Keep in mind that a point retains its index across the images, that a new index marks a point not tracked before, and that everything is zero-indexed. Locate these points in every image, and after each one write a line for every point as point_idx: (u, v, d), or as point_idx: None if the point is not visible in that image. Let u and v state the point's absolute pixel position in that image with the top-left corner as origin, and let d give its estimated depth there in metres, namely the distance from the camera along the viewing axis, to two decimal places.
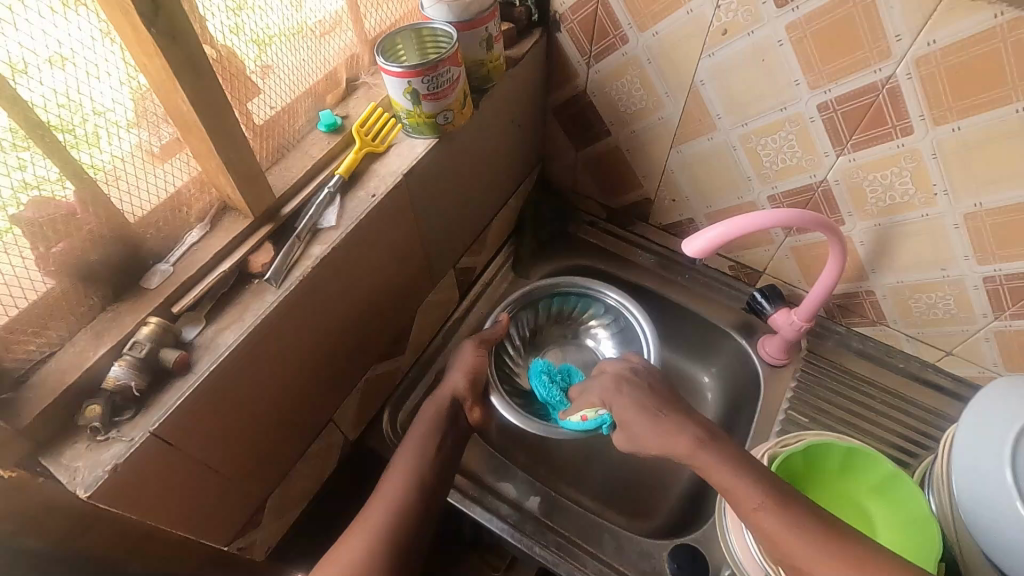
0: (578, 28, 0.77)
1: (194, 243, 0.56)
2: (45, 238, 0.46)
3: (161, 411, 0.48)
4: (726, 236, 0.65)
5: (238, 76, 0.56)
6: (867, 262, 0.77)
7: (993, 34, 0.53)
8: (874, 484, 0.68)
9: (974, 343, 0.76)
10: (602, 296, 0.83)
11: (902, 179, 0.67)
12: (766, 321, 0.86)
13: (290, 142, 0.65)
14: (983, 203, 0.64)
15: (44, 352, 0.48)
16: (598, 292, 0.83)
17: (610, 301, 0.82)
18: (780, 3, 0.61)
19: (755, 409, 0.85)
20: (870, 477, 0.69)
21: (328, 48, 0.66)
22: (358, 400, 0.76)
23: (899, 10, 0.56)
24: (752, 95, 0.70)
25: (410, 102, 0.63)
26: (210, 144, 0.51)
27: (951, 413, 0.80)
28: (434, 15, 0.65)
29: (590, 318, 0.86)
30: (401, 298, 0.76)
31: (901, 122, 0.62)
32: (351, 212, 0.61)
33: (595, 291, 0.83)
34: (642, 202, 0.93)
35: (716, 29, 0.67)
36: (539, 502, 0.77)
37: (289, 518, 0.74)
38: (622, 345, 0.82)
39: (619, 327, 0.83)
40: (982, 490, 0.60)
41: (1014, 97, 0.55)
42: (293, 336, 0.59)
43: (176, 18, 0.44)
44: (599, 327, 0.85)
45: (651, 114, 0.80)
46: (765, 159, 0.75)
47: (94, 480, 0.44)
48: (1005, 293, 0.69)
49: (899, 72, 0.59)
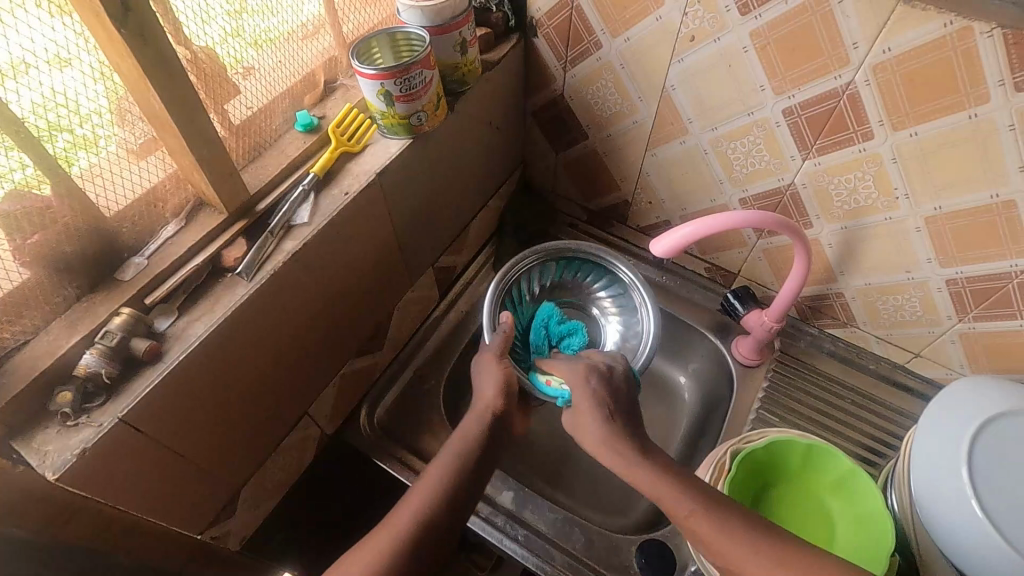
0: (554, 34, 0.79)
1: (169, 237, 0.58)
2: (20, 230, 0.48)
3: (130, 398, 0.50)
4: (694, 234, 0.67)
5: (215, 77, 0.58)
6: (836, 264, 0.79)
7: (944, 43, 0.54)
8: (831, 483, 0.70)
9: (939, 344, 0.77)
10: (616, 269, 0.82)
11: (865, 183, 0.68)
12: (740, 322, 0.87)
13: (267, 141, 0.67)
14: (942, 207, 0.65)
15: (19, 340, 0.50)
16: (613, 265, 0.82)
17: (623, 276, 0.82)
18: (743, 11, 0.63)
19: (728, 408, 0.86)
20: (826, 475, 0.70)
21: (307, 50, 0.68)
22: (334, 394, 0.78)
23: (856, 19, 0.58)
24: (721, 100, 0.72)
25: (384, 103, 0.65)
26: (183, 140, 0.52)
27: (918, 414, 0.81)
28: (410, 19, 0.68)
29: (596, 288, 0.85)
30: (378, 296, 0.78)
31: (862, 127, 0.64)
32: (325, 209, 0.63)
33: (610, 263, 0.83)
34: (620, 204, 0.95)
35: (684, 35, 0.69)
36: (511, 497, 0.78)
37: (265, 510, 0.75)
38: (626, 324, 0.81)
39: (624, 306, 0.82)
40: (939, 486, 0.62)
41: (967, 103, 0.57)
42: (267, 329, 0.61)
43: (147, 19, 0.46)
44: (605, 299, 0.84)
45: (626, 118, 0.82)
46: (735, 163, 0.77)
47: (62, 463, 0.46)
48: (968, 296, 0.70)
49: (858, 79, 0.61)
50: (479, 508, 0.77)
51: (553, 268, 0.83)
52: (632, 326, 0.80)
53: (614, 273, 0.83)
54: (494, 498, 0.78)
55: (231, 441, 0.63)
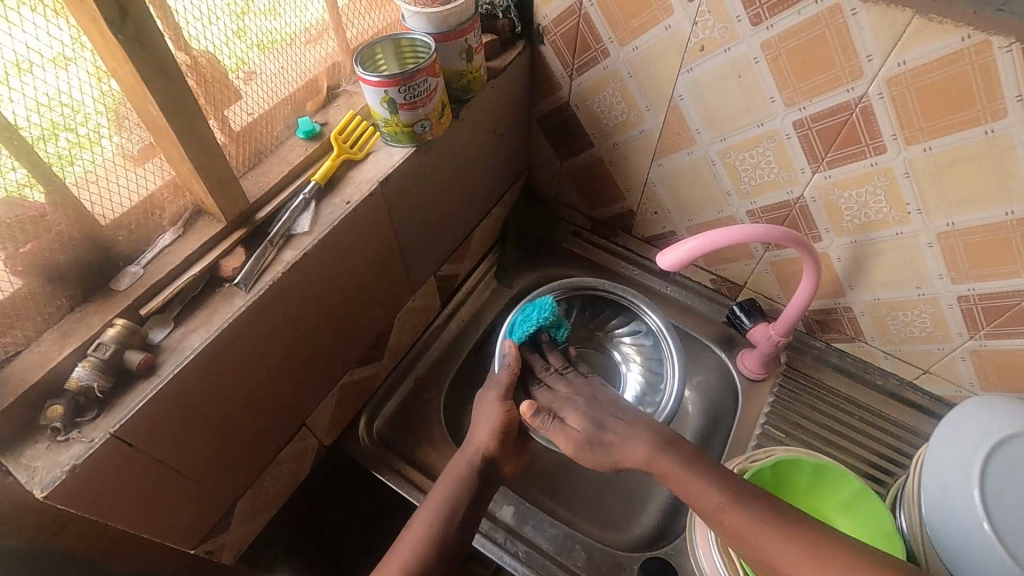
0: (560, 41, 0.78)
1: (166, 246, 0.57)
2: (12, 239, 0.47)
3: (122, 413, 0.48)
4: (703, 249, 0.66)
5: (216, 82, 0.57)
6: (845, 278, 0.77)
7: (962, 57, 0.53)
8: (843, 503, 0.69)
9: (950, 361, 0.76)
10: (642, 316, 0.85)
11: (876, 198, 0.67)
12: (745, 336, 0.86)
13: (268, 148, 0.66)
14: (956, 222, 0.64)
15: (10, 351, 0.48)
16: (640, 311, 0.85)
17: (649, 324, 0.84)
18: (754, 21, 0.62)
19: (733, 423, 0.85)
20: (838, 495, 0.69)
21: (311, 55, 0.66)
22: (333, 405, 0.77)
23: (870, 31, 0.56)
24: (730, 111, 0.71)
25: (388, 111, 0.63)
26: (181, 148, 0.51)
27: (927, 432, 0.80)
28: (415, 26, 0.67)
29: (621, 332, 0.88)
30: (379, 305, 0.77)
31: (875, 141, 0.63)
32: (326, 218, 0.62)
33: (637, 309, 0.85)
34: (625, 214, 0.93)
35: (693, 45, 0.68)
36: (512, 511, 0.77)
37: (261, 522, 0.74)
38: (647, 379, 0.83)
39: (647, 356, 0.84)
40: (951, 508, 0.60)
41: (983, 119, 0.56)
42: (264, 340, 0.60)
43: (146, 24, 0.45)
44: (629, 344, 0.87)
45: (633, 127, 0.81)
46: (744, 175, 0.76)
47: (52, 480, 0.45)
48: (979, 313, 0.69)
49: (871, 92, 0.60)
50: (479, 524, 0.75)
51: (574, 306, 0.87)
52: (653, 378, 0.82)
53: (640, 319, 0.85)
54: (495, 513, 0.77)
55: (227, 454, 0.62)
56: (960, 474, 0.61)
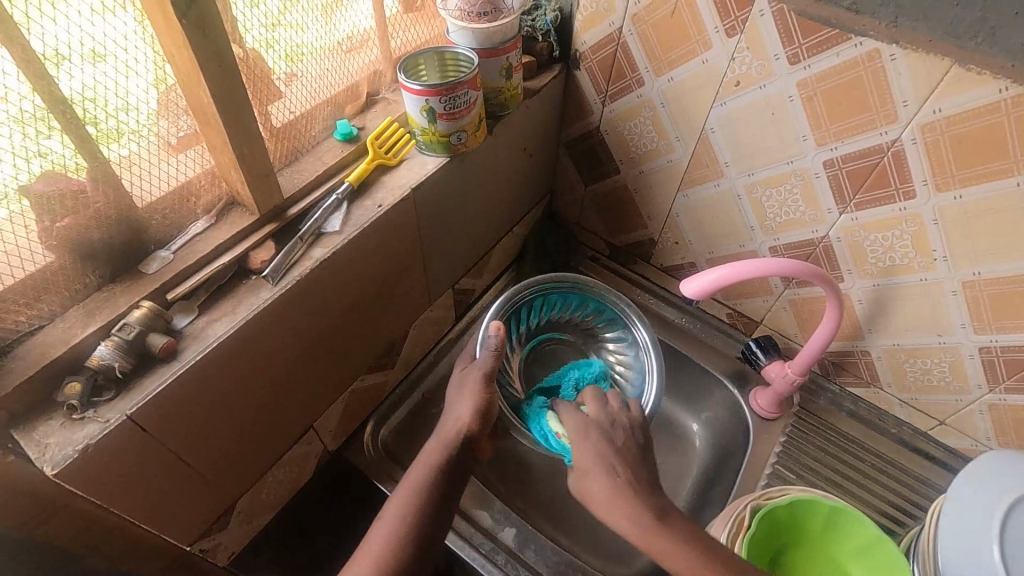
0: (596, 68, 0.80)
1: (197, 233, 0.57)
2: (51, 212, 0.47)
3: (140, 396, 0.48)
4: (724, 280, 0.66)
5: (263, 79, 0.58)
6: (864, 321, 0.77)
7: (997, 108, 0.54)
8: (873, 535, 0.66)
9: (967, 414, 0.75)
10: (633, 327, 0.76)
11: (902, 242, 0.67)
12: (760, 372, 0.85)
13: (305, 147, 0.67)
14: (982, 272, 0.64)
15: (33, 324, 0.48)
16: (632, 321, 0.76)
17: (638, 336, 0.75)
18: (792, 60, 0.63)
19: (742, 460, 0.83)
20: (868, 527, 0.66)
21: (354, 62, 0.68)
22: (341, 408, 0.76)
23: (908, 78, 0.57)
24: (760, 147, 0.72)
25: (426, 120, 0.64)
26: (225, 136, 0.52)
27: (942, 485, 0.78)
28: (459, 40, 0.68)
29: (607, 334, 0.80)
30: (396, 313, 0.76)
31: (905, 186, 0.63)
32: (356, 220, 0.62)
33: (629, 319, 0.76)
34: (645, 242, 0.94)
35: (729, 79, 0.69)
36: (513, 534, 0.75)
37: (257, 525, 0.72)
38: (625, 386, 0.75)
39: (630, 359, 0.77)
40: (969, 563, 0.59)
41: (1015, 170, 0.56)
42: (284, 336, 0.59)
43: (209, 13, 0.46)
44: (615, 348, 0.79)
45: (661, 156, 0.82)
46: (769, 211, 0.76)
47: (63, 458, 0.44)
48: (1001, 366, 0.68)
49: (905, 136, 0.61)
50: (480, 544, 0.73)
51: (569, 307, 0.79)
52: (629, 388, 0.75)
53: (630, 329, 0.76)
54: (496, 534, 0.75)
55: (233, 449, 0.61)
56: (977, 530, 0.60)
